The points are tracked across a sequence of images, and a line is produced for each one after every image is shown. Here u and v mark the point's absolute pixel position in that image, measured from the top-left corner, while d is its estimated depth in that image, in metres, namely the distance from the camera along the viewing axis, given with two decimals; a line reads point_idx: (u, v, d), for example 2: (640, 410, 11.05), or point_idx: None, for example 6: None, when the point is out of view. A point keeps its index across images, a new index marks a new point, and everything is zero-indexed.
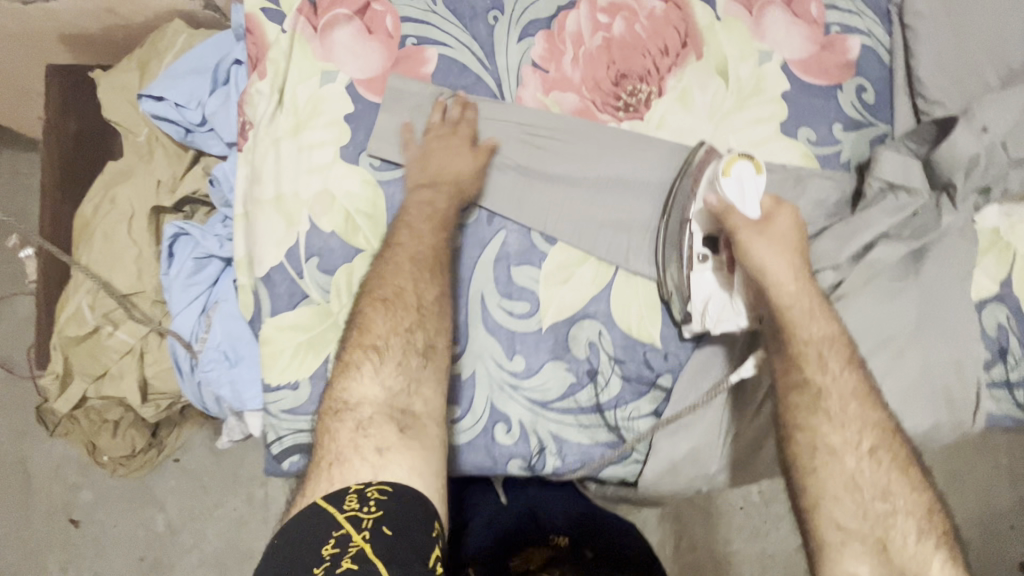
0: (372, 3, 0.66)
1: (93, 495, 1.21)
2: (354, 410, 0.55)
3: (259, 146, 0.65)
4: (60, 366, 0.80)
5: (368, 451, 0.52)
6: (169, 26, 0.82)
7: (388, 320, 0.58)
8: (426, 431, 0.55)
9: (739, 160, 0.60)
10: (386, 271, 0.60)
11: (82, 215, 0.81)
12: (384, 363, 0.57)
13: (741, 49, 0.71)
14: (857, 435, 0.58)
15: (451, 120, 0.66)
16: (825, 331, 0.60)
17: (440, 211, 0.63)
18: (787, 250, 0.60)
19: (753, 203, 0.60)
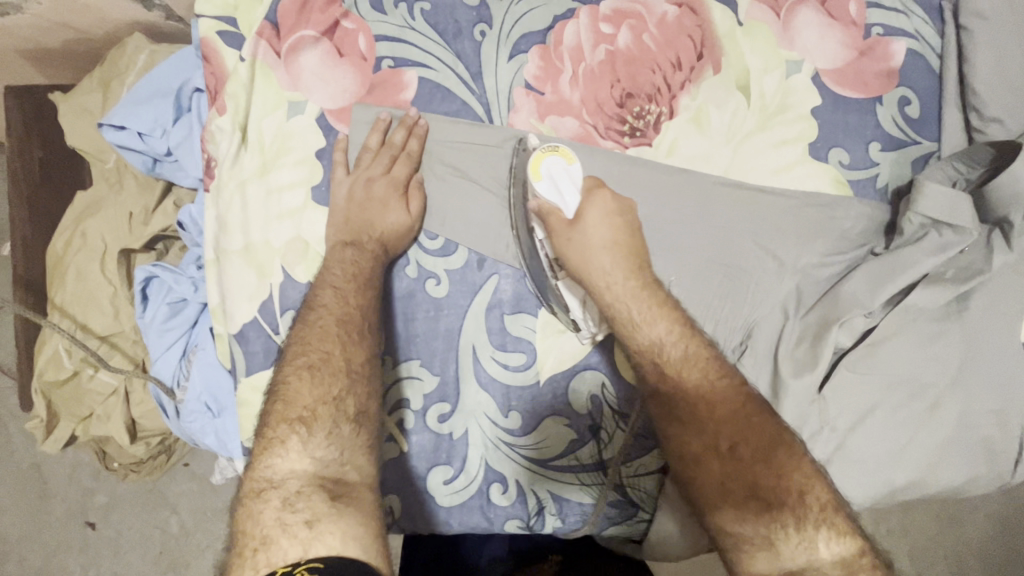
0: (343, 20, 0.59)
1: (109, 497, 1.13)
2: (279, 488, 0.46)
3: (222, 191, 0.58)
4: (43, 410, 0.77)
5: (297, 529, 0.43)
6: (131, 41, 0.75)
7: (314, 390, 0.50)
8: (361, 498, 0.46)
9: (545, 156, 0.56)
10: (308, 334, 0.53)
11: (53, 251, 0.77)
12: (313, 435, 0.48)
13: (765, 60, 0.62)
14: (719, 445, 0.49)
15: (391, 145, 0.58)
16: (652, 335, 0.53)
17: (365, 268, 0.56)
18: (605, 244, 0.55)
19: (571, 197, 0.56)
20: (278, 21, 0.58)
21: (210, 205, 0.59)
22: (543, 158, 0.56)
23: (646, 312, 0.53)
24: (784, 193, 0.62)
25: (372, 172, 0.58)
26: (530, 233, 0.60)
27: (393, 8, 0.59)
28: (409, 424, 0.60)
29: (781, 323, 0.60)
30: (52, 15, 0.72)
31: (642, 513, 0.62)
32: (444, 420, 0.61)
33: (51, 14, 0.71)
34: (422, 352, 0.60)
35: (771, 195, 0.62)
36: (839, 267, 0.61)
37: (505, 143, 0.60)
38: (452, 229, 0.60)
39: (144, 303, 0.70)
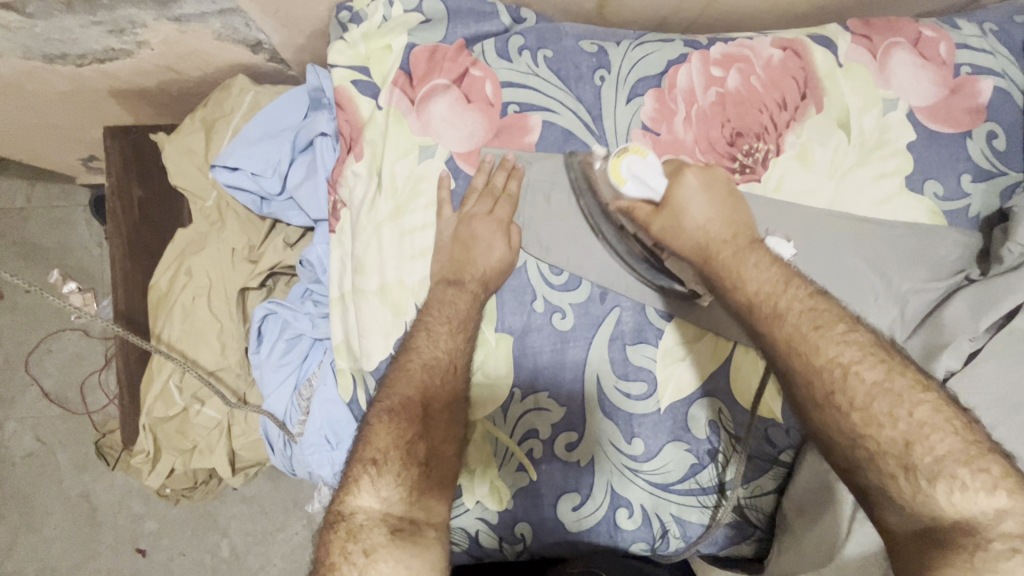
0: (472, 68, 0.62)
1: (158, 524, 1.15)
2: (347, 520, 0.49)
3: (360, 233, 0.61)
4: (150, 445, 0.78)
5: (356, 557, 0.46)
6: (235, 83, 0.77)
7: (390, 433, 0.53)
8: (424, 533, 0.50)
9: (622, 160, 0.58)
10: (396, 377, 0.57)
11: (156, 288, 0.78)
12: (383, 475, 0.51)
13: (864, 99, 0.66)
14: (808, 384, 0.48)
15: (494, 186, 0.61)
16: (757, 280, 0.53)
17: (462, 312, 0.59)
18: (714, 198, 0.58)
19: (658, 183, 0.58)
20: (410, 69, 0.61)
21: (338, 245, 0.64)
22: (619, 163, 0.58)
23: (760, 260, 0.54)
24: (885, 223, 0.65)
25: (479, 209, 0.61)
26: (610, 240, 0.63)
27: (518, 55, 0.62)
28: (537, 453, 0.63)
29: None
30: (159, 60, 0.73)
31: (758, 533, 0.66)
32: (572, 449, 0.63)
33: (159, 58, 0.73)
34: (549, 384, 0.63)
35: (871, 225, 0.65)
36: (934, 293, 0.64)
37: None
38: (576, 263, 0.63)
39: (258, 339, 0.73)
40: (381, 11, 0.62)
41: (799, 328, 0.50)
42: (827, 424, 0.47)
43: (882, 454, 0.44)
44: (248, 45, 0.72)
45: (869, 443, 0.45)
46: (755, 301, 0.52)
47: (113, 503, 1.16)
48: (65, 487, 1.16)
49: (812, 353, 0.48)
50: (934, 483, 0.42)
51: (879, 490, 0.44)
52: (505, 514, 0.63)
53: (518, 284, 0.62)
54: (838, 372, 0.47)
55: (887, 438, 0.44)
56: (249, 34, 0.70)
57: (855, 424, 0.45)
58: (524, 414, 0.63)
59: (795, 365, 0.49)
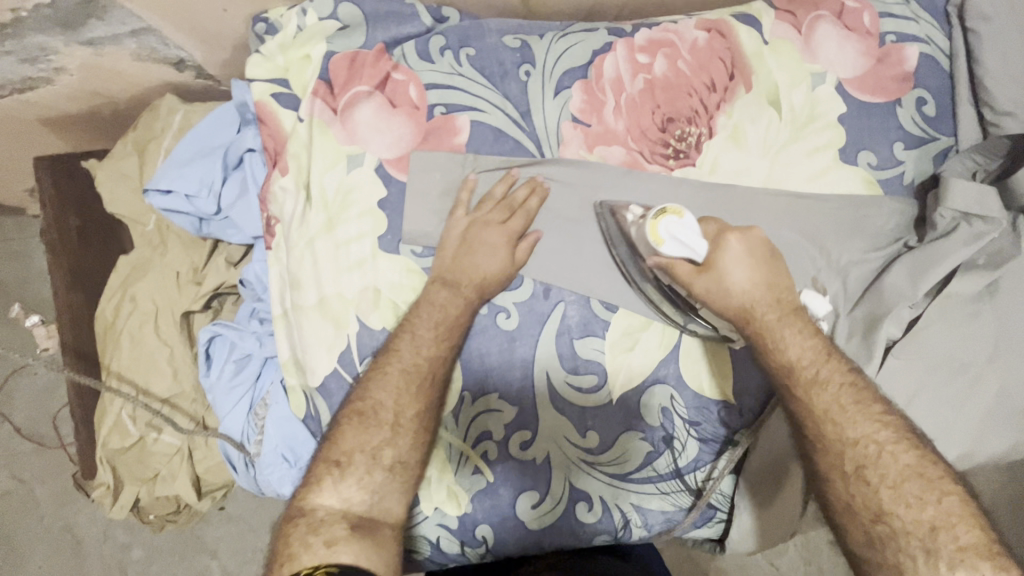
0: (393, 73, 0.61)
1: (146, 551, 1.14)
2: (307, 515, 0.50)
3: (293, 249, 0.60)
4: (109, 478, 0.77)
5: (316, 548, 0.47)
6: (163, 103, 0.75)
7: (358, 436, 0.54)
8: (380, 530, 0.51)
9: (661, 220, 0.56)
10: (373, 379, 0.56)
11: (103, 318, 0.76)
12: (346, 478, 0.52)
13: (792, 75, 0.66)
14: (841, 457, 0.51)
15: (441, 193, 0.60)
16: (796, 348, 0.55)
17: (450, 316, 0.58)
18: (756, 262, 0.58)
19: (699, 245, 0.57)
20: (331, 79, 0.60)
21: (274, 261, 0.62)
22: (658, 223, 0.56)
23: (801, 326, 0.56)
24: (822, 197, 0.66)
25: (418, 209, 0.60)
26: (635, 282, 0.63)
27: (440, 56, 0.62)
28: (492, 454, 0.63)
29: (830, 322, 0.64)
30: (82, 85, 0.71)
31: (719, 514, 0.67)
32: (526, 447, 0.63)
33: (82, 84, 0.71)
34: (499, 384, 0.63)
35: (808, 200, 0.65)
36: (875, 263, 0.65)
37: (554, 174, 0.63)
38: None
39: (208, 362, 0.72)
40: (294, 21, 0.61)
41: (838, 400, 0.52)
42: (849, 497, 0.50)
43: (904, 532, 0.47)
44: (170, 63, 0.71)
45: (893, 521, 0.47)
46: (797, 365, 0.54)
47: (97, 534, 1.15)
48: (46, 522, 1.14)
49: (845, 424, 0.51)
50: (952, 571, 0.44)
51: (895, 566, 0.46)
52: (465, 518, 0.63)
53: None
54: (873, 449, 0.50)
55: (912, 519, 0.47)
56: (169, 52, 0.68)
57: (883, 500, 0.48)
58: (476, 416, 0.62)
59: (828, 430, 0.52)
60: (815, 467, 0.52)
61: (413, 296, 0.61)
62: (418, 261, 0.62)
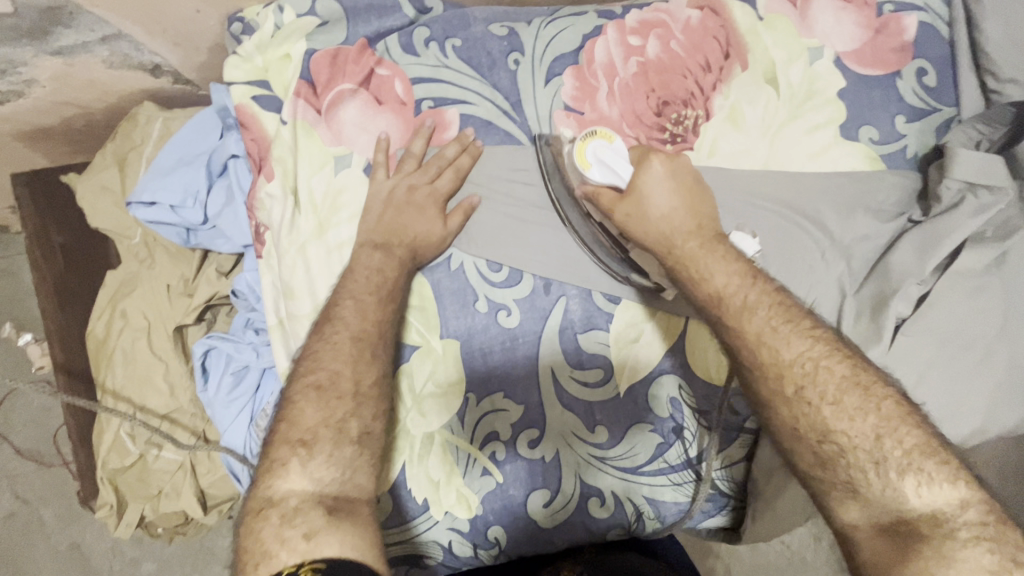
0: (377, 68, 0.58)
1: (157, 565, 1.14)
2: (279, 505, 0.45)
3: (284, 256, 0.58)
4: (111, 497, 0.76)
5: (295, 543, 0.42)
6: (142, 112, 0.73)
7: (318, 411, 0.49)
8: (359, 510, 0.46)
9: (590, 143, 0.55)
10: (322, 352, 0.53)
11: (94, 335, 0.75)
12: (314, 456, 0.47)
13: (788, 50, 0.64)
14: (782, 377, 0.46)
15: (410, 159, 0.58)
16: (714, 269, 0.52)
17: (390, 278, 0.56)
18: (681, 187, 0.56)
19: (625, 173, 0.56)
20: (313, 78, 0.58)
21: (268, 270, 0.60)
22: (584, 146, 0.55)
23: (722, 251, 0.53)
24: (825, 175, 0.64)
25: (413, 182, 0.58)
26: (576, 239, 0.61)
27: (425, 49, 0.59)
28: (500, 454, 0.61)
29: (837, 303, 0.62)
30: (54, 96, 0.68)
31: (732, 501, 0.66)
32: (534, 445, 0.62)
33: (53, 95, 0.68)
34: (503, 384, 0.61)
35: (809, 178, 0.64)
36: (882, 240, 0.63)
37: (548, 165, 0.61)
38: (514, 258, 0.61)
39: (205, 376, 0.70)
40: (271, 18, 0.58)
41: (768, 322, 0.48)
42: (795, 418, 0.45)
43: (851, 449, 0.42)
44: (145, 69, 0.68)
45: (840, 439, 0.42)
46: (724, 294, 0.51)
47: (106, 551, 1.14)
48: (53, 541, 1.13)
49: (778, 346, 0.47)
50: (903, 475, 0.40)
51: (847, 484, 0.42)
52: (475, 520, 0.61)
53: (458, 287, 0.60)
54: (809, 366, 0.45)
55: (857, 433, 0.42)
56: (143, 58, 0.66)
57: (825, 419, 0.43)
58: (481, 417, 0.61)
59: (765, 357, 0.47)
60: (756, 393, 0.47)
61: (413, 299, 0.60)
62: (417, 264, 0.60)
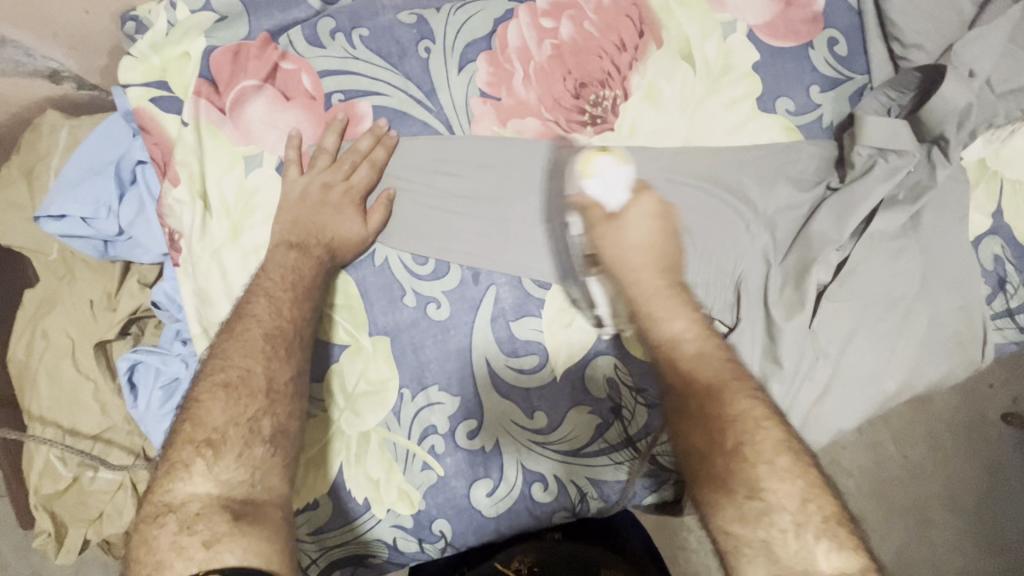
0: (281, 62, 0.57)
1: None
2: (178, 511, 0.43)
3: (197, 260, 0.56)
4: (48, 524, 0.72)
5: (192, 552, 0.40)
6: (45, 121, 0.69)
7: (227, 410, 0.48)
8: (266, 513, 0.44)
9: (600, 156, 0.60)
10: (230, 349, 0.52)
11: (15, 359, 0.71)
12: (221, 458, 0.46)
13: (702, 26, 0.64)
14: (720, 432, 0.49)
15: (326, 152, 0.57)
16: (670, 330, 0.55)
17: (305, 276, 0.55)
18: (659, 235, 0.59)
19: (619, 195, 0.60)
20: (214, 76, 0.56)
21: (187, 278, 0.57)
22: (593, 158, 0.60)
23: (674, 303, 0.57)
24: (746, 148, 0.65)
25: (328, 179, 0.57)
26: (489, 236, 0.60)
27: (331, 40, 0.58)
28: (440, 448, 0.61)
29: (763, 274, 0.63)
30: None
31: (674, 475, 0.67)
32: (473, 436, 0.62)
33: None
34: (438, 376, 0.61)
35: (731, 152, 0.64)
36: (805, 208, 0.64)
37: (467, 154, 0.60)
38: (439, 251, 0.60)
39: (134, 392, 0.67)
40: (163, 16, 0.55)
41: (718, 376, 0.52)
42: (728, 469, 0.47)
43: (776, 509, 0.44)
44: (43, 76, 0.64)
45: (768, 496, 0.45)
46: (680, 339, 0.55)
47: None
48: None
49: (727, 398, 0.50)
50: (818, 538, 0.43)
51: (764, 542, 0.44)
52: (420, 515, 0.61)
53: (384, 282, 0.59)
54: (749, 424, 0.48)
55: (783, 493, 0.45)
56: (36, 64, 0.62)
57: (757, 474, 0.46)
58: (418, 413, 0.61)
59: (711, 408, 0.50)
60: (693, 445, 0.50)
61: (338, 297, 0.59)
62: None
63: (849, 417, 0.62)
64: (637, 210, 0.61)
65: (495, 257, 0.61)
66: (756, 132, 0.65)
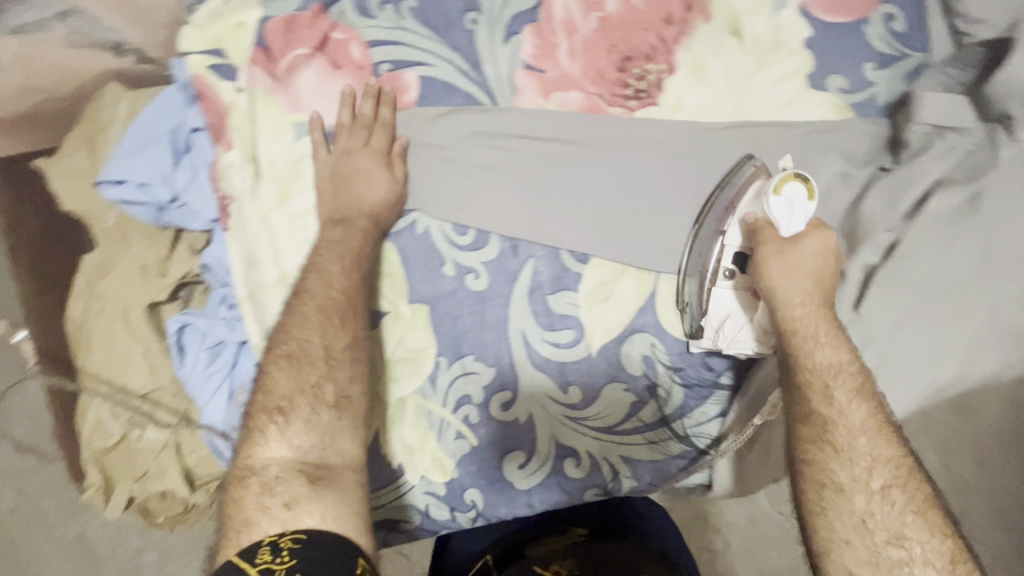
0: (333, 32, 0.58)
1: (160, 554, 1.17)
2: (259, 474, 0.48)
3: (248, 223, 0.59)
4: (99, 478, 0.76)
5: (276, 511, 0.45)
6: (107, 93, 0.72)
7: (292, 378, 0.51)
8: (341, 478, 0.48)
9: (793, 179, 0.54)
10: (290, 323, 0.54)
11: (72, 319, 0.75)
12: (292, 424, 0.50)
13: (752, 0, 0.63)
14: (868, 472, 0.47)
15: (363, 116, 0.58)
16: (833, 359, 0.50)
17: (353, 248, 0.56)
18: (803, 269, 0.53)
19: (791, 227, 0.55)
20: (268, 44, 0.57)
21: (235, 240, 0.59)
22: (789, 183, 0.54)
23: (826, 336, 0.51)
24: (793, 125, 0.63)
25: (350, 146, 0.57)
26: (531, 207, 0.61)
27: (380, 11, 0.59)
28: (474, 418, 0.62)
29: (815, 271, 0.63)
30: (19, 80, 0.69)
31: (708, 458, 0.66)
32: (507, 408, 0.62)
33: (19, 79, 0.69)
34: (474, 346, 0.61)
35: (778, 129, 0.63)
36: (852, 188, 0.64)
37: (511, 126, 0.60)
38: (479, 221, 0.60)
39: (182, 354, 0.70)
40: None
41: (859, 423, 0.48)
42: (870, 512, 0.46)
43: (920, 563, 0.44)
44: (108, 49, 0.69)
45: (911, 545, 0.44)
46: (832, 372, 0.50)
47: (107, 543, 1.17)
48: (55, 536, 1.16)
49: (871, 441, 0.48)
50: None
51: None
52: (452, 483, 0.62)
53: (423, 251, 0.60)
54: (904, 470, 0.47)
55: (926, 551, 0.44)
56: (103, 36, 0.68)
57: (896, 521, 0.45)
58: (452, 382, 0.61)
59: (862, 445, 0.48)
60: (833, 477, 0.48)
61: (379, 265, 0.60)
62: None
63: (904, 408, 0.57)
64: (671, 189, 0.62)
65: (538, 230, 0.61)
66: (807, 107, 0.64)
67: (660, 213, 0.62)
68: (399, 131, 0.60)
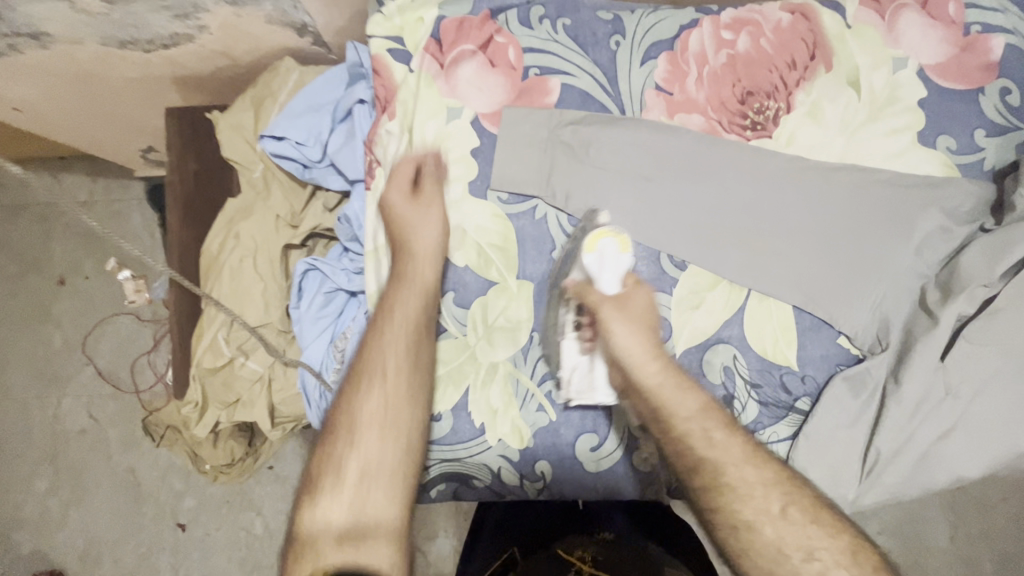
0: (496, 35, 0.67)
1: (197, 501, 1.24)
2: (339, 484, 0.56)
3: (393, 186, 0.67)
4: (198, 396, 0.84)
5: (330, 550, 0.53)
6: (283, 64, 0.85)
7: (370, 396, 0.58)
8: (395, 481, 0.57)
9: (604, 237, 0.62)
10: (370, 334, 0.61)
11: (208, 252, 0.85)
12: (367, 441, 0.57)
13: (874, 57, 0.68)
14: (703, 436, 0.57)
15: (431, 164, 0.65)
16: (692, 408, 0.58)
17: (426, 278, 0.62)
18: (640, 326, 0.61)
19: (609, 279, 0.63)
20: (440, 37, 0.67)
21: (372, 202, 0.69)
22: (598, 237, 0.63)
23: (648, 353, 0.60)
24: (900, 175, 0.67)
25: (409, 168, 0.65)
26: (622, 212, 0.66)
27: (539, 24, 0.67)
28: (557, 394, 0.66)
29: (907, 316, 0.66)
30: (217, 45, 0.82)
31: None
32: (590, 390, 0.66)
33: (217, 43, 0.82)
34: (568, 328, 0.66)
35: (886, 176, 0.67)
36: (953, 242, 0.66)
37: (639, 132, 0.66)
38: (594, 215, 0.66)
39: (299, 295, 0.78)
40: None
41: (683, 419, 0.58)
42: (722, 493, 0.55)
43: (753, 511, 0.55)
44: (294, 28, 0.81)
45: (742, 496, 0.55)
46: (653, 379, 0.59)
47: (157, 480, 1.25)
48: (114, 463, 1.25)
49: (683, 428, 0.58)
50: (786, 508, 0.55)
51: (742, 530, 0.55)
52: (526, 452, 0.66)
53: (539, 234, 0.67)
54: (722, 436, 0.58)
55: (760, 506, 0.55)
56: (295, 17, 0.78)
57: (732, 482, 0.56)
58: (544, 356, 0.67)
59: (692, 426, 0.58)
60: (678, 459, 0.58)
61: (497, 239, 0.67)
62: (504, 207, 0.67)
63: (973, 466, 0.64)
64: (772, 215, 0.66)
65: (644, 232, 0.66)
66: (916, 162, 0.67)
67: (761, 235, 0.66)
68: (510, 134, 0.66)
